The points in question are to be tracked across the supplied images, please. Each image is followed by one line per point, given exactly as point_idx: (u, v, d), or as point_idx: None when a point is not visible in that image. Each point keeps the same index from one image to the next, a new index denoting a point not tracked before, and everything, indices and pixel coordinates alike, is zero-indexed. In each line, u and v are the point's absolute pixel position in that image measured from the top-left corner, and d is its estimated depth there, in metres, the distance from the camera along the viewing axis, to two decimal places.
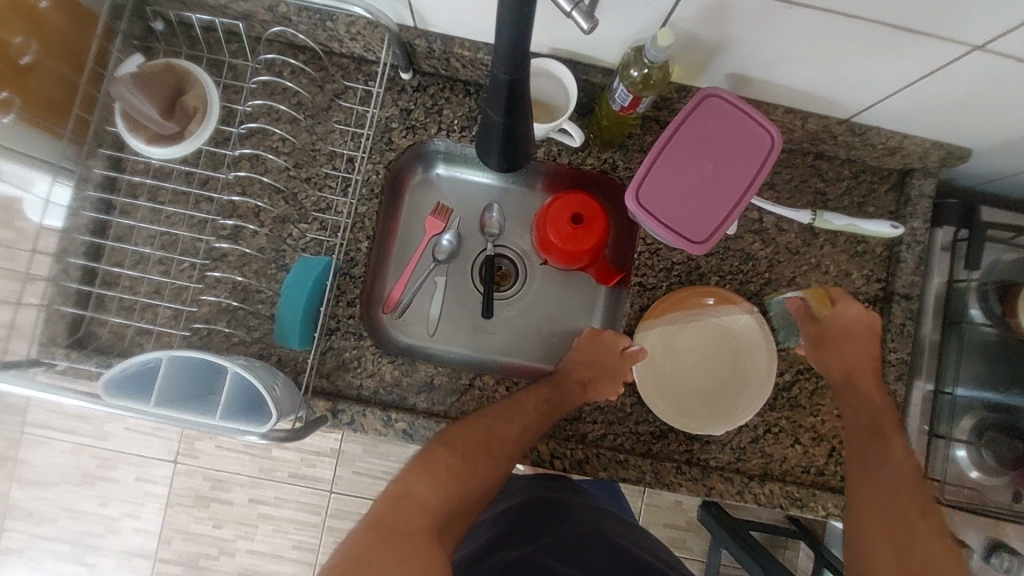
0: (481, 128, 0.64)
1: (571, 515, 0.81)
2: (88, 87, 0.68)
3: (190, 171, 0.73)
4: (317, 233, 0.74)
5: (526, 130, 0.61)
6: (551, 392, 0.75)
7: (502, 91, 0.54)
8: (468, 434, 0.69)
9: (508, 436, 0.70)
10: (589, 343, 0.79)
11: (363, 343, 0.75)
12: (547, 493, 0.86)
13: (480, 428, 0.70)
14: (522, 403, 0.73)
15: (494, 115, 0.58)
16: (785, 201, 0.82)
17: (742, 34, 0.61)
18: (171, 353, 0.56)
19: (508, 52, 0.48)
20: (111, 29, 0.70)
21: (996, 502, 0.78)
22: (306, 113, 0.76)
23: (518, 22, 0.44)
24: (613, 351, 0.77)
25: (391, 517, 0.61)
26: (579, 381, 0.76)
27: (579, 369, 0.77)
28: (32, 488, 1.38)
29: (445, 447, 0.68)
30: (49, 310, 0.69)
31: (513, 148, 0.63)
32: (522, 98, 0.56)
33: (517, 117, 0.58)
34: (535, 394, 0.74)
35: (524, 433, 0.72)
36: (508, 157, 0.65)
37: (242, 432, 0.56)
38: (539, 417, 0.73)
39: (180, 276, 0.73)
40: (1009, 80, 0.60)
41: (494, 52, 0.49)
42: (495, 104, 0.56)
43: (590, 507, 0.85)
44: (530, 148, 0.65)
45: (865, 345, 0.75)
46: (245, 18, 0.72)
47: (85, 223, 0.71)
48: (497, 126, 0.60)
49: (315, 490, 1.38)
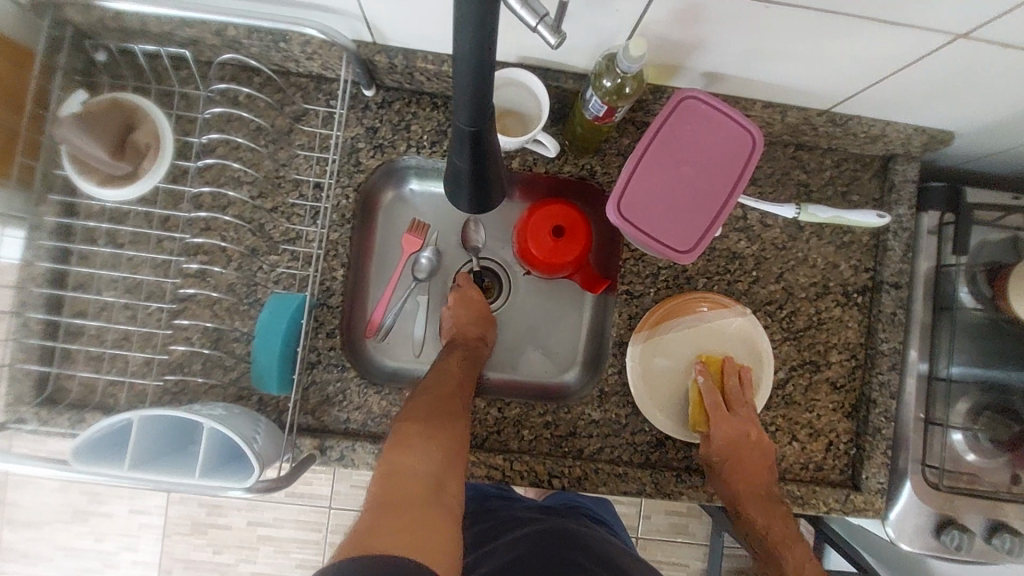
0: (446, 176, 0.60)
1: (582, 549, 0.76)
2: (30, 130, 0.64)
3: (149, 211, 0.70)
4: (289, 264, 0.71)
5: (494, 173, 0.58)
6: (467, 352, 0.75)
7: (467, 142, 0.51)
8: (423, 403, 0.66)
9: (456, 393, 0.69)
10: (458, 304, 0.79)
11: (346, 374, 0.73)
12: (559, 527, 0.79)
13: (433, 391, 0.68)
14: (449, 365, 0.72)
15: (459, 162, 0.55)
16: (768, 197, 0.80)
17: (718, 32, 0.58)
18: (140, 413, 0.53)
19: (472, 103, 0.45)
20: (49, 65, 0.65)
21: (994, 483, 0.77)
22: (267, 139, 0.72)
23: (481, 71, 0.41)
24: (486, 309, 0.80)
25: (388, 496, 0.55)
26: (475, 336, 0.77)
27: (470, 330, 0.78)
28: (22, 530, 1.34)
29: (411, 422, 0.63)
30: (12, 370, 0.66)
31: (483, 190, 0.60)
32: (491, 143, 0.53)
33: (484, 162, 0.55)
34: (457, 354, 0.74)
35: (463, 386, 0.71)
36: (478, 198, 0.62)
37: (224, 487, 0.54)
38: (469, 365, 0.74)
39: (148, 322, 0.69)
40: (990, 65, 0.58)
41: (455, 102, 0.46)
42: (460, 153, 0.53)
43: (603, 543, 0.79)
44: (501, 187, 0.62)
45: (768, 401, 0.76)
46: (193, 44, 0.68)
47: (41, 274, 0.68)
48: (463, 172, 0.57)
49: (314, 508, 1.36)
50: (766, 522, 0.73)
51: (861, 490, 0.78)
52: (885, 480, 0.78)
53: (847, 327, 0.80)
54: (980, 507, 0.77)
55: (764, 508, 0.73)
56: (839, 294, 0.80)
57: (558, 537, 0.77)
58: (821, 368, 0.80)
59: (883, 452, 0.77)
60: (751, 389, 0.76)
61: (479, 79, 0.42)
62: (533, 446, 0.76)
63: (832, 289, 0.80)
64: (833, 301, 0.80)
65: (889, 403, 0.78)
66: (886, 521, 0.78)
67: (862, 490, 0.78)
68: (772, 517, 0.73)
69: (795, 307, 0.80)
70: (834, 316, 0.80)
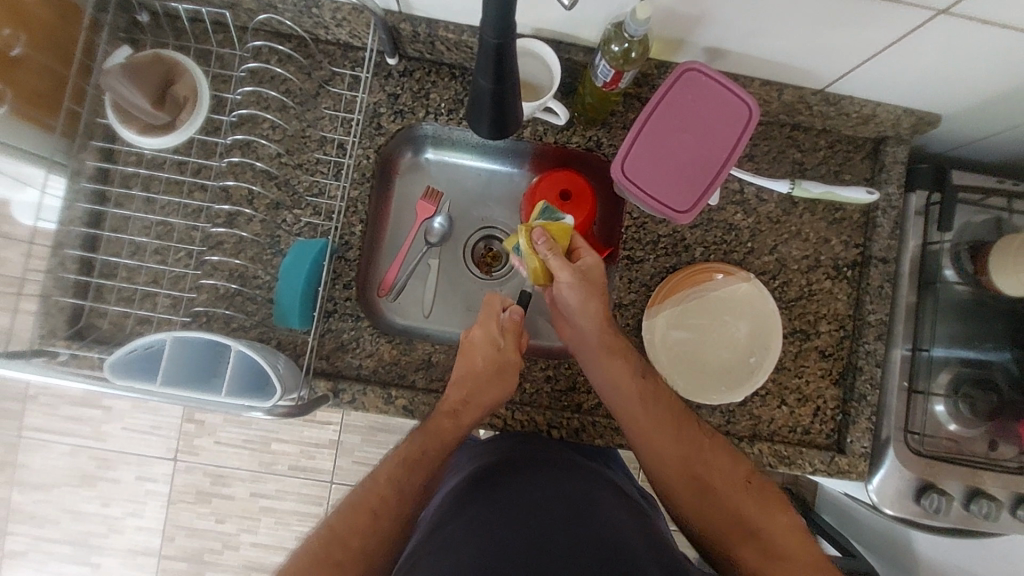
0: (470, 100, 0.66)
1: (528, 477, 0.68)
2: (77, 79, 0.69)
3: (182, 161, 0.75)
4: (311, 217, 0.76)
5: (513, 98, 0.63)
6: (424, 442, 0.68)
7: (490, 59, 0.56)
8: (359, 514, 0.64)
9: (357, 539, 0.62)
10: (469, 350, 0.73)
11: (361, 324, 0.77)
12: (510, 454, 0.72)
13: (340, 526, 0.63)
14: (378, 483, 0.66)
15: (483, 82, 0.60)
16: (764, 172, 0.84)
17: (718, 5, 0.63)
18: (174, 335, 0.59)
19: (497, 15, 0.50)
20: (97, 21, 0.71)
21: (972, 451, 0.81)
22: (296, 101, 0.77)
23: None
24: (489, 363, 0.72)
25: None
26: (449, 410, 0.70)
27: (454, 392, 0.70)
28: (32, 492, 1.36)
29: (330, 532, 0.62)
30: (48, 302, 0.70)
31: (502, 114, 0.65)
32: (512, 65, 0.58)
33: (505, 83, 0.60)
34: (394, 459, 0.68)
35: (375, 519, 0.64)
36: (498, 125, 0.67)
37: (249, 407, 0.58)
38: (403, 478, 0.67)
39: (178, 264, 0.74)
40: (970, 42, 0.62)
41: (484, 15, 0.51)
42: (484, 72, 0.58)
43: (562, 466, 0.71)
44: (518, 117, 0.67)
45: (748, 380, 0.79)
46: (231, 7, 0.73)
47: (80, 216, 0.72)
48: (485, 93, 0.62)
49: (315, 482, 1.37)
50: (688, 474, 0.72)
51: (845, 453, 0.82)
52: (869, 445, 0.81)
53: (836, 299, 0.84)
54: (959, 475, 0.80)
55: (715, 464, 0.72)
56: (830, 268, 0.84)
57: (505, 469, 0.70)
58: (811, 336, 0.84)
59: (868, 418, 0.81)
60: (767, 360, 0.79)
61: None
62: (535, 399, 0.79)
63: (823, 262, 0.85)
64: (823, 274, 0.84)
65: (874, 370, 0.81)
66: (869, 486, 0.82)
67: (846, 453, 0.82)
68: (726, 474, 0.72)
69: (787, 278, 0.84)
70: (825, 289, 0.84)
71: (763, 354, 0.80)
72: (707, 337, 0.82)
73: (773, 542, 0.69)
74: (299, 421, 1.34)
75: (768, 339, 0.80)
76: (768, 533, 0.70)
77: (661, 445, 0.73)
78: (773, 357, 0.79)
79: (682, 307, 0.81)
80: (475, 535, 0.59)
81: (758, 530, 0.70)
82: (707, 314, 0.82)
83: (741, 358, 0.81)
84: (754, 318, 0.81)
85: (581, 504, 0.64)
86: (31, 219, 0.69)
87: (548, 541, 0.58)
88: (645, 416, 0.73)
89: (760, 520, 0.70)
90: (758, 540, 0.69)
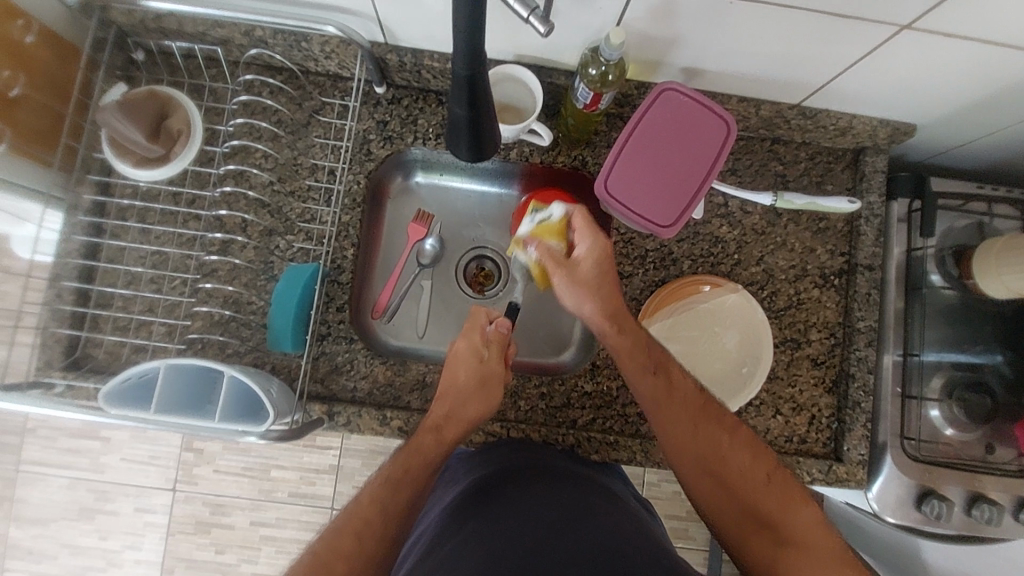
0: (448, 125, 0.67)
1: (524, 492, 0.67)
2: (74, 116, 0.72)
3: (177, 192, 0.77)
4: (303, 242, 0.77)
5: (490, 121, 0.65)
6: (413, 456, 0.67)
7: (464, 86, 0.58)
8: (343, 537, 0.60)
9: (344, 561, 0.59)
10: (452, 364, 0.73)
11: (354, 346, 0.78)
12: (504, 463, 0.73)
13: (324, 550, 0.59)
14: (363, 501, 0.63)
15: (459, 110, 0.62)
16: (747, 185, 0.86)
17: (691, 28, 0.66)
18: (168, 362, 0.60)
19: (466, 48, 0.52)
20: (94, 60, 0.74)
21: (971, 455, 0.80)
22: (287, 130, 0.79)
23: (474, 22, 0.49)
24: (474, 375, 0.72)
25: None
26: (431, 426, 0.69)
27: (437, 408, 0.71)
28: (30, 527, 1.35)
29: (315, 555, 0.59)
30: (45, 334, 0.71)
31: (479, 139, 0.67)
32: (483, 91, 0.59)
33: (480, 109, 0.62)
34: (378, 478, 0.65)
35: (361, 539, 0.60)
36: (476, 149, 0.69)
37: (243, 432, 0.59)
38: (389, 498, 0.64)
39: (173, 292, 0.76)
40: (936, 54, 0.64)
41: (453, 48, 0.53)
42: (459, 100, 0.61)
43: (558, 476, 0.70)
44: (496, 138, 0.69)
45: (744, 382, 0.80)
46: (223, 43, 0.76)
47: (77, 248, 0.74)
48: (461, 120, 0.64)
49: (316, 509, 1.36)
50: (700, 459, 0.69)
51: (843, 462, 0.81)
52: (866, 452, 0.81)
53: (825, 307, 0.85)
54: (959, 479, 0.79)
55: (732, 445, 0.69)
56: (816, 277, 0.85)
57: (501, 483, 0.69)
58: (802, 345, 0.84)
59: (863, 425, 0.81)
60: (760, 368, 0.80)
61: (476, 30, 0.50)
62: (529, 417, 0.80)
63: (810, 272, 0.86)
64: (811, 283, 0.85)
65: (866, 377, 0.82)
66: (869, 494, 0.81)
67: (844, 461, 0.81)
68: (742, 461, 0.69)
69: (775, 288, 0.85)
70: (813, 297, 0.85)
71: (755, 363, 0.80)
72: (699, 348, 0.83)
73: (795, 536, 0.64)
74: (298, 446, 1.33)
75: (761, 347, 0.80)
76: (788, 526, 0.65)
77: (675, 424, 0.71)
78: (766, 366, 0.79)
79: (672, 321, 0.82)
80: (471, 550, 0.60)
81: (776, 524, 0.65)
82: (697, 326, 0.83)
83: (733, 369, 0.81)
84: (747, 326, 0.81)
85: (576, 513, 0.64)
86: (27, 253, 0.69)
87: (547, 552, 0.58)
88: (661, 403, 0.71)
89: (779, 513, 0.65)
90: (776, 532, 0.65)
